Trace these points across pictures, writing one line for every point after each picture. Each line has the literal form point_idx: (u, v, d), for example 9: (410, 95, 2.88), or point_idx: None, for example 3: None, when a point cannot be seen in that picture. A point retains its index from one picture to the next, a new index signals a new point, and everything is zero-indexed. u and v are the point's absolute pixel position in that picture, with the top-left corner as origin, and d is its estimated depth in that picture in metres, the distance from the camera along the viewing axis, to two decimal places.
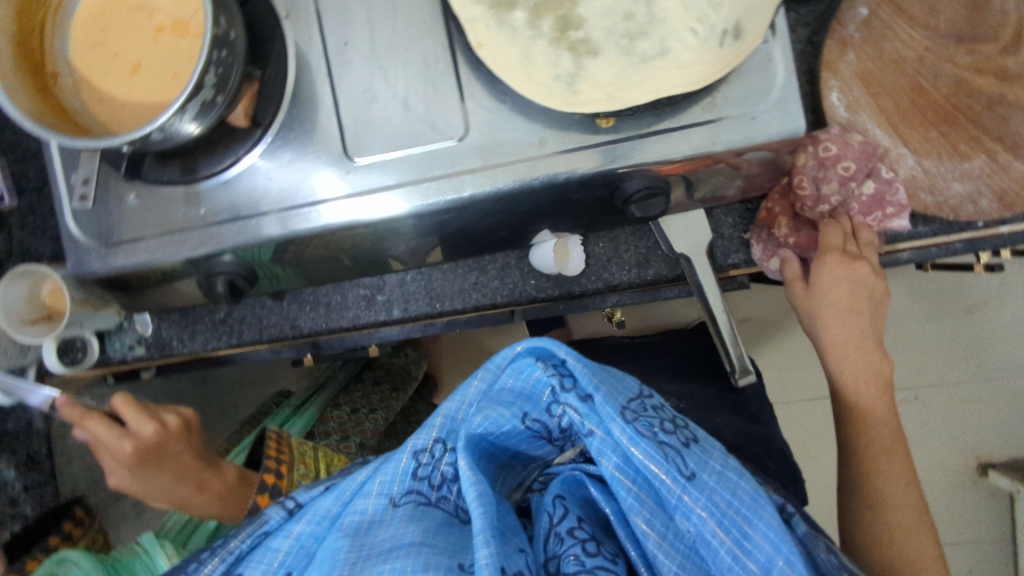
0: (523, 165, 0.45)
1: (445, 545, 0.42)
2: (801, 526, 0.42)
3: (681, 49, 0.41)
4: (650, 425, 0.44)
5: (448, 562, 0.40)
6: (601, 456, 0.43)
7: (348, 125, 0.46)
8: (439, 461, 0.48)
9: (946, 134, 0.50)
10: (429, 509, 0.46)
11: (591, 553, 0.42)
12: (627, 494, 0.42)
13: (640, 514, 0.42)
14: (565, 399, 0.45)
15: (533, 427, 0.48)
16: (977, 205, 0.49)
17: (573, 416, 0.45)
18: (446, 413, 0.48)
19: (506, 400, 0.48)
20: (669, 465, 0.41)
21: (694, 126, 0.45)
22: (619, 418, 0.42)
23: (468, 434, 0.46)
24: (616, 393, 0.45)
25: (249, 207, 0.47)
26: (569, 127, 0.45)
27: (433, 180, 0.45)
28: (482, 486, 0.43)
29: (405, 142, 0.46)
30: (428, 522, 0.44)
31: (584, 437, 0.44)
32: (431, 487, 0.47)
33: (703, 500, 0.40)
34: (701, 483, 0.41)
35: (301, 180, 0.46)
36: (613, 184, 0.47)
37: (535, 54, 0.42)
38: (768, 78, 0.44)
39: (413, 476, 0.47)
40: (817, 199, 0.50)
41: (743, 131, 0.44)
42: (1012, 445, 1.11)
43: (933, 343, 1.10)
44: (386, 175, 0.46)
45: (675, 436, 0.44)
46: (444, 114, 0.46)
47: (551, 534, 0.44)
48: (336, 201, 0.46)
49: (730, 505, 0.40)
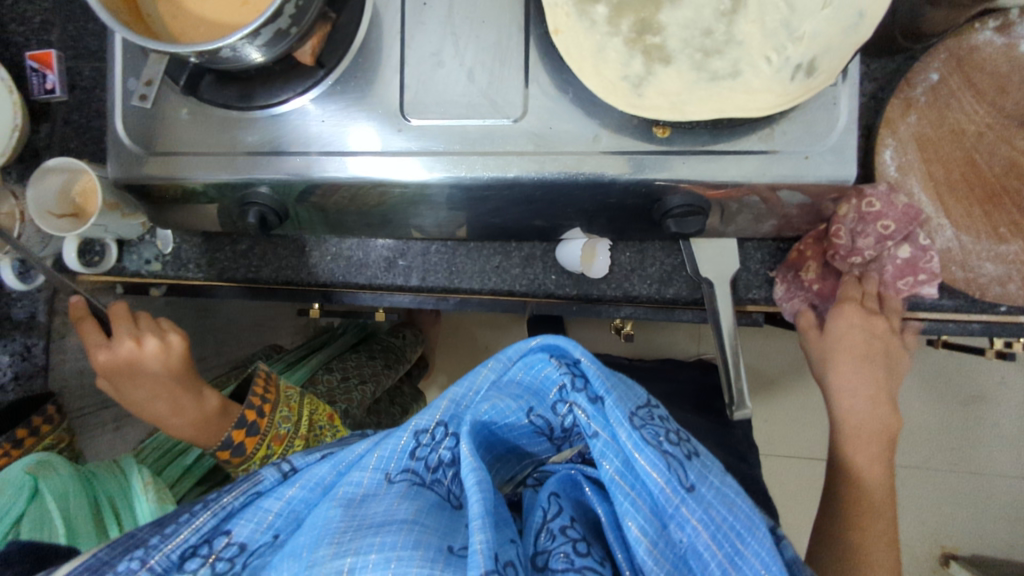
0: (572, 159, 0.45)
1: (437, 527, 0.41)
2: (790, 550, 0.42)
3: (752, 75, 0.42)
4: (657, 433, 0.42)
5: (437, 544, 0.39)
6: (603, 459, 0.42)
7: (412, 87, 0.47)
8: (438, 444, 0.45)
9: (990, 213, 0.50)
10: (423, 490, 0.44)
11: (581, 553, 0.41)
12: (623, 498, 0.41)
13: (635, 520, 0.40)
14: (575, 399, 0.43)
15: (537, 423, 0.47)
16: (1004, 288, 0.49)
17: (579, 416, 0.43)
18: (452, 397, 0.46)
19: (513, 393, 0.47)
20: (670, 474, 0.40)
21: (747, 154, 0.45)
22: (626, 423, 0.41)
23: (474, 419, 0.45)
24: (626, 398, 0.44)
25: (297, 145, 0.47)
26: (625, 131, 0.45)
27: (481, 156, 0.46)
28: (482, 473, 0.41)
29: (462, 112, 0.46)
30: (422, 502, 0.43)
31: (588, 438, 0.43)
32: (427, 468, 0.45)
33: (699, 513, 0.40)
34: (700, 496, 0.40)
35: (353, 130, 0.47)
36: (654, 197, 0.47)
37: (608, 51, 0.42)
38: (830, 121, 0.44)
39: (410, 455, 0.45)
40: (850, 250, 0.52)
41: (794, 168, 0.44)
42: (977, 540, 1.12)
43: (919, 424, 1.12)
44: (437, 141, 0.46)
45: (678, 446, 0.42)
46: (506, 93, 0.46)
47: (542, 530, 0.42)
48: (382, 157, 0.47)
49: (726, 520, 0.40)
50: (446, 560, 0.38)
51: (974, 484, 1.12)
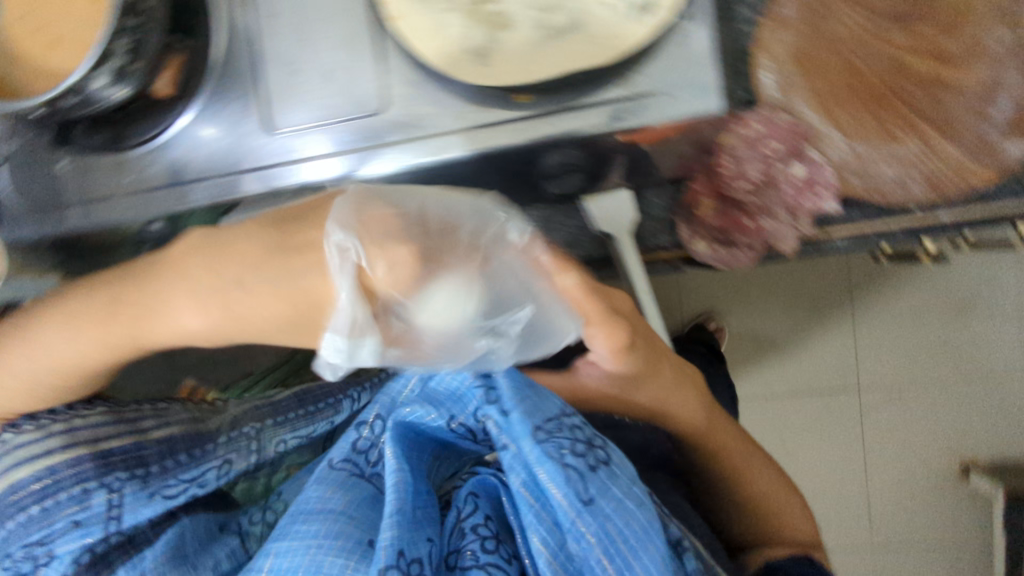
0: (439, 141, 0.46)
1: (363, 518, 0.49)
2: (691, 562, 0.49)
3: (593, 24, 0.43)
4: (560, 447, 0.46)
5: (359, 536, 0.48)
6: (511, 471, 0.47)
7: (269, 91, 0.47)
8: (377, 437, 0.55)
9: (879, 116, 0.49)
10: (359, 481, 0.52)
11: (488, 550, 0.47)
12: (528, 512, 0.46)
13: (537, 532, 0.45)
14: (488, 411, 0.49)
15: (459, 429, 0.53)
16: (907, 191, 0.48)
17: (493, 427, 0.49)
18: (388, 396, 0.57)
19: (441, 397, 0.54)
20: (568, 488, 0.44)
21: (608, 103, 0.45)
22: (528, 439, 0.46)
23: (398, 421, 0.52)
24: (537, 409, 0.48)
25: (180, 174, 0.48)
26: (485, 103, 0.45)
27: (356, 152, 0.46)
28: (402, 475, 0.49)
29: (328, 114, 0.47)
30: (353, 494, 0.50)
31: (499, 449, 0.48)
32: (367, 461, 0.54)
33: (594, 526, 0.44)
34: (598, 508, 0.44)
35: (231, 149, 0.48)
36: (530, 160, 0.47)
37: (451, 26, 0.44)
38: (686, 55, 0.44)
39: (352, 448, 0.54)
40: (738, 175, 0.50)
41: (658, 109, 0.45)
42: (993, 445, 1.11)
43: (917, 341, 1.10)
44: (311, 145, 0.47)
45: (583, 459, 0.46)
46: (364, 87, 0.46)
47: (456, 528, 0.49)
48: (263, 170, 0.47)
49: (620, 534, 0.44)
50: (363, 553, 0.47)
51: (982, 383, 1.10)
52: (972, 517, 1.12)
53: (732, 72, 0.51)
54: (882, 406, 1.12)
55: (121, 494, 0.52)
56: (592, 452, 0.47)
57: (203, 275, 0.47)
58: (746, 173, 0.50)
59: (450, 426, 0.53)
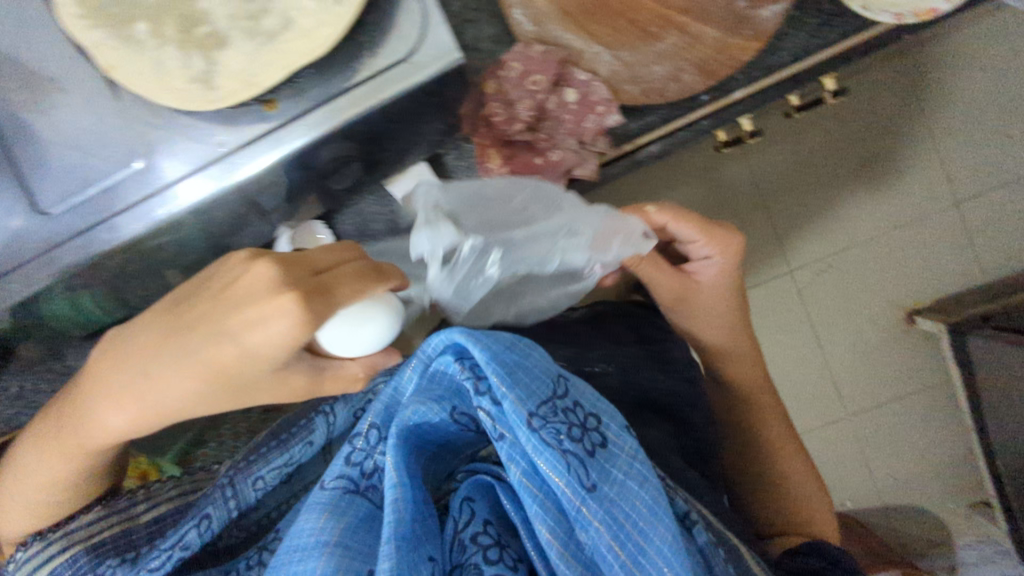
0: (190, 104, 0.57)
1: (358, 546, 0.65)
2: (702, 536, 0.67)
3: (301, 18, 0.57)
4: (557, 433, 0.63)
5: (360, 568, 0.64)
6: (510, 462, 0.64)
7: (114, 155, 0.60)
8: (371, 450, 0.71)
9: (633, 22, 0.72)
10: (356, 497, 0.69)
11: (490, 562, 0.66)
12: (534, 501, 0.64)
13: (543, 523, 0.63)
14: (481, 403, 0.65)
15: (460, 419, 0.73)
16: (681, 79, 0.72)
17: (489, 419, 0.65)
18: (381, 405, 0.73)
19: (439, 395, 0.71)
20: (572, 479, 0.62)
21: (297, 45, 0.56)
22: (527, 429, 0.62)
23: (400, 426, 0.68)
24: (531, 397, 0.64)
25: (31, 251, 0.61)
26: (184, 102, 0.57)
27: (169, 185, 0.61)
28: (399, 489, 0.65)
29: (114, 168, 0.61)
30: (348, 520, 0.66)
31: (496, 439, 0.65)
32: (362, 475, 0.71)
33: (600, 514, 0.61)
34: (601, 494, 0.62)
35: (46, 226, 0.61)
36: (360, 154, 0.68)
37: (168, 61, 0.57)
38: (402, 18, 0.61)
39: (347, 461, 0.70)
40: (510, 119, 0.74)
41: (411, 73, 0.61)
42: (925, 292, 1.40)
43: (846, 237, 1.40)
44: (131, 193, 0.61)
45: (581, 445, 0.64)
46: (145, 134, 0.61)
47: (456, 539, 0.69)
48: (104, 223, 0.61)
49: (626, 519, 0.62)
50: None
51: (903, 232, 1.39)
52: (923, 357, 1.42)
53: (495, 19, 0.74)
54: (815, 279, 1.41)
55: None
56: (587, 437, 0.65)
57: (114, 379, 0.64)
58: (515, 116, 0.73)
59: (455, 417, 0.72)
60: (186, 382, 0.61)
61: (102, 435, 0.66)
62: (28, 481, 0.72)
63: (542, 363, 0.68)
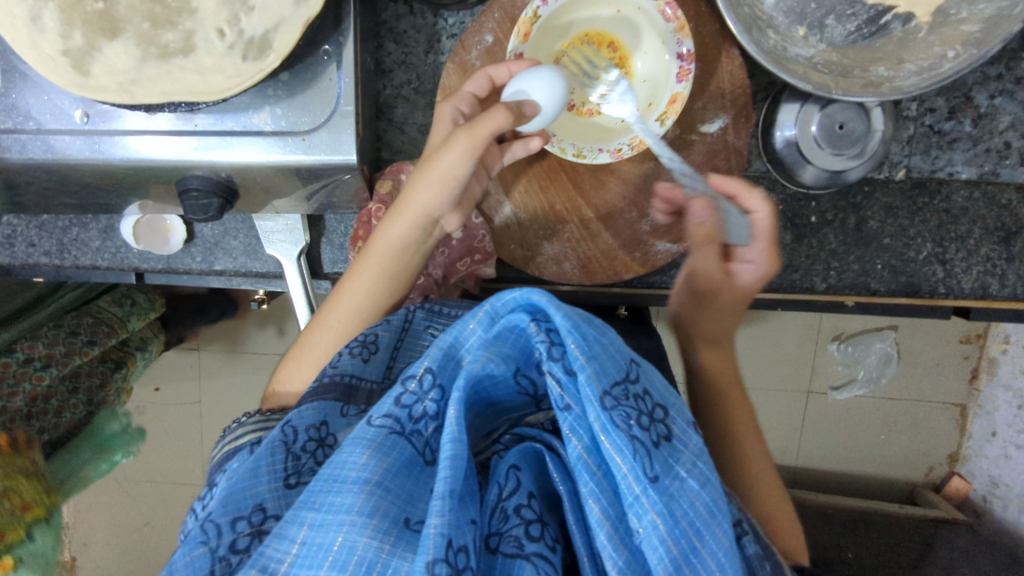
0: (342, 129, 0.53)
1: (400, 492, 0.39)
2: (750, 546, 0.43)
3: (638, 15, 0.56)
4: (627, 417, 0.38)
5: (395, 514, 0.38)
6: (571, 435, 0.39)
7: (323, 149, 0.53)
8: (425, 395, 0.41)
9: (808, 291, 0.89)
10: (399, 441, 0.40)
11: (533, 538, 0.39)
12: (588, 479, 0.39)
13: (596, 502, 0.38)
14: (548, 368, 0.39)
15: (520, 383, 0.43)
16: None
17: (551, 386, 0.39)
18: (441, 342, 0.42)
19: (509, 342, 0.41)
20: (635, 463, 0.37)
21: (638, 28, 0.57)
22: (595, 405, 0.37)
23: (467, 381, 0.40)
24: (608, 367, 0.39)
25: (56, 123, 0.52)
26: (346, 119, 0.53)
27: (218, 147, 0.53)
28: (462, 445, 0.38)
29: (226, 116, 0.53)
30: (392, 460, 0.39)
31: (557, 410, 0.40)
32: (410, 417, 0.41)
33: (659, 505, 0.37)
34: (662, 487, 0.38)
35: (46, 100, 0.52)
36: None
37: None
38: (648, 18, 0.56)
39: (395, 400, 0.41)
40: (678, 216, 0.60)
41: (657, 58, 0.57)
42: (859, 491, 1.29)
43: (866, 460, 1.27)
44: (179, 127, 0.53)
45: (647, 433, 0.39)
46: (255, 100, 0.52)
47: (496, 509, 0.41)
48: (105, 129, 0.53)
49: (684, 516, 0.38)
50: (399, 536, 0.37)
51: (910, 437, 1.24)
52: None
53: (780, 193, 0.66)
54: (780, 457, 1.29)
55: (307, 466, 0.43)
56: (653, 426, 0.40)
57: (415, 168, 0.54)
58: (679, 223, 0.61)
59: (514, 380, 0.43)
60: (445, 108, 0.54)
61: (419, 197, 0.53)
62: (382, 256, 0.56)
63: (620, 340, 0.41)
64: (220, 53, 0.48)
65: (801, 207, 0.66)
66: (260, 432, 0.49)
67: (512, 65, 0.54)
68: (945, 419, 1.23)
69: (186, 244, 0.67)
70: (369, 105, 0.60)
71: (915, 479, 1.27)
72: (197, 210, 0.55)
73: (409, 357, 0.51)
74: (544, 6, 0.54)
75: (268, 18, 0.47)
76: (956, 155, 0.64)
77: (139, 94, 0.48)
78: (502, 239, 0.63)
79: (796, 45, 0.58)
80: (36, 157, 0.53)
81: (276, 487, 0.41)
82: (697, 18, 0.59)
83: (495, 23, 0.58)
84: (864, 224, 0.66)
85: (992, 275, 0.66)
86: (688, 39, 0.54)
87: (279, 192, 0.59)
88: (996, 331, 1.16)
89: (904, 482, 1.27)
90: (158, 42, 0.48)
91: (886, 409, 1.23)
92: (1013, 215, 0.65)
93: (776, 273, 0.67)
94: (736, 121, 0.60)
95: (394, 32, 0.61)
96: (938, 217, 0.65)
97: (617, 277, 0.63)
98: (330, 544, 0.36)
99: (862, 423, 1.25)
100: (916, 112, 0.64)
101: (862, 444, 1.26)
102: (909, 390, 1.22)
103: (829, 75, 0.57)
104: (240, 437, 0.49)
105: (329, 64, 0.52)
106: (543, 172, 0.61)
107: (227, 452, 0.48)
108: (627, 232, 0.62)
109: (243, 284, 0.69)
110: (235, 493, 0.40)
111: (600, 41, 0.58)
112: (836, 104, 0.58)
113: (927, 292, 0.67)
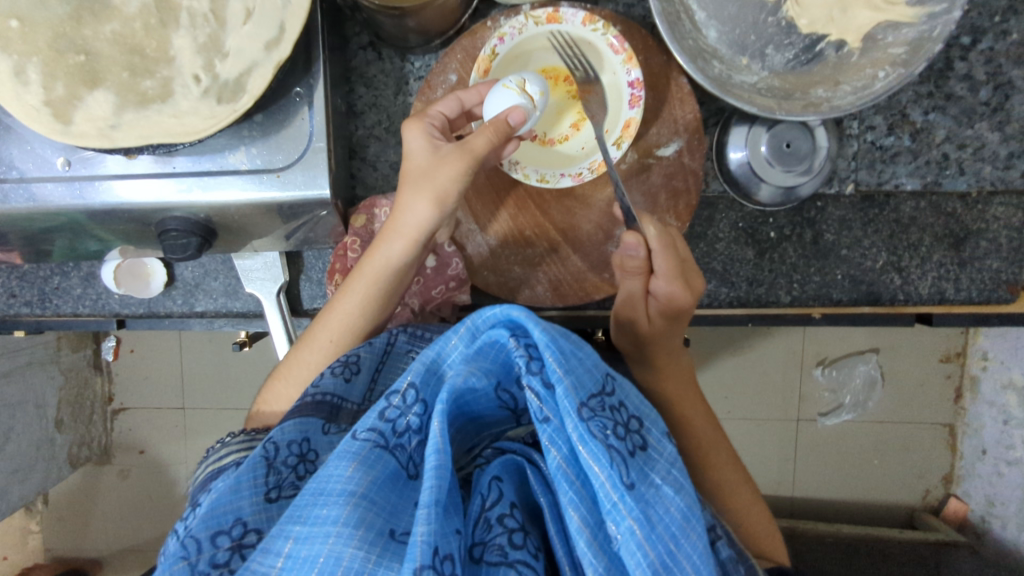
0: (314, 166, 0.56)
1: (385, 504, 0.39)
2: (724, 549, 0.43)
3: (591, 47, 0.60)
4: (604, 427, 0.39)
5: (380, 526, 0.38)
6: (550, 445, 0.39)
7: (299, 186, 0.56)
8: (408, 409, 0.41)
9: None
10: (383, 455, 0.40)
11: (517, 546, 0.39)
12: (567, 488, 0.39)
13: (576, 511, 0.38)
14: (527, 381, 0.40)
15: (501, 398, 0.44)
16: None
17: (530, 399, 0.40)
18: (423, 358, 0.43)
19: (490, 356, 0.42)
20: (612, 471, 0.37)
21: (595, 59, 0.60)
22: (573, 416, 0.38)
23: (450, 394, 0.40)
24: (585, 381, 0.40)
25: (38, 172, 0.54)
26: (316, 157, 0.56)
27: (196, 187, 0.55)
28: (446, 457, 0.38)
29: (203, 157, 0.55)
30: (377, 473, 0.39)
31: (536, 422, 0.40)
32: (393, 432, 0.41)
33: (637, 512, 0.37)
34: (639, 494, 0.38)
35: (27, 151, 0.54)
36: None
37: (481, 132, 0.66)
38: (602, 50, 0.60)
39: (379, 415, 0.41)
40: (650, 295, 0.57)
41: (612, 85, 0.61)
42: (856, 516, 1.27)
43: (860, 484, 1.26)
44: (159, 171, 0.55)
45: (623, 442, 0.39)
46: (231, 142, 0.55)
47: (478, 519, 0.40)
48: (86, 174, 0.55)
49: (660, 522, 0.38)
50: (384, 546, 0.37)
51: (900, 457, 1.24)
52: None
53: (742, 211, 0.69)
54: (775, 485, 1.28)
55: (289, 486, 0.43)
56: (629, 435, 0.40)
57: (405, 186, 0.56)
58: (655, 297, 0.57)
59: (495, 395, 0.44)
60: (416, 130, 0.56)
61: (416, 216, 0.56)
62: (378, 280, 0.58)
63: (596, 354, 0.42)
64: (196, 97, 0.51)
65: (760, 223, 0.69)
66: (244, 451, 0.49)
67: (482, 89, 0.58)
68: (932, 437, 1.23)
69: (166, 287, 0.69)
70: (342, 145, 0.63)
71: (913, 504, 1.26)
72: (176, 249, 0.56)
73: (390, 378, 0.53)
74: (501, 44, 0.59)
75: (241, 63, 0.51)
76: (900, 168, 0.68)
77: (119, 138, 0.50)
78: (475, 267, 0.65)
79: (740, 73, 0.61)
80: (18, 205, 0.55)
81: (258, 501, 0.41)
82: (645, 52, 0.63)
83: (458, 64, 0.61)
84: (820, 237, 0.69)
85: (947, 280, 0.69)
86: (636, 68, 0.58)
87: (257, 230, 0.61)
88: (974, 348, 1.18)
89: (900, 505, 1.26)
90: (137, 89, 0.51)
91: (874, 432, 1.24)
92: (960, 222, 0.68)
93: (742, 288, 0.70)
94: (690, 143, 0.63)
95: (364, 77, 0.65)
96: (889, 227, 0.69)
97: (589, 297, 0.65)
98: (315, 556, 0.36)
99: (851, 447, 1.25)
100: (858, 130, 0.68)
101: (854, 469, 1.26)
102: (895, 411, 1.22)
103: (772, 99, 0.60)
104: (225, 457, 0.49)
105: (301, 105, 0.56)
106: (511, 199, 0.64)
107: (210, 472, 0.48)
108: (596, 254, 0.64)
109: (223, 327, 0.69)
110: (216, 508, 0.40)
111: (556, 77, 0.61)
112: (781, 124, 0.62)
113: (888, 300, 0.69)
